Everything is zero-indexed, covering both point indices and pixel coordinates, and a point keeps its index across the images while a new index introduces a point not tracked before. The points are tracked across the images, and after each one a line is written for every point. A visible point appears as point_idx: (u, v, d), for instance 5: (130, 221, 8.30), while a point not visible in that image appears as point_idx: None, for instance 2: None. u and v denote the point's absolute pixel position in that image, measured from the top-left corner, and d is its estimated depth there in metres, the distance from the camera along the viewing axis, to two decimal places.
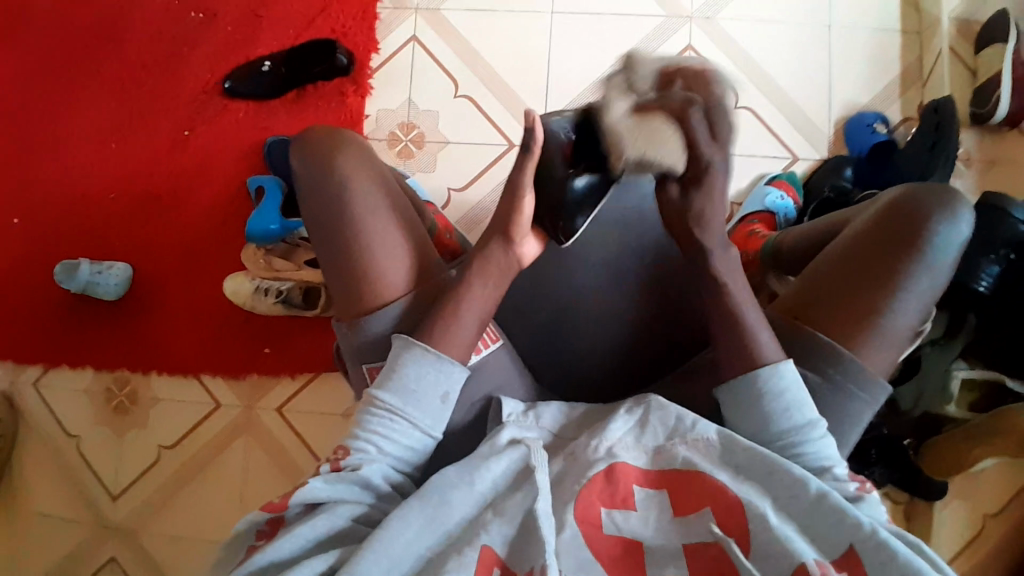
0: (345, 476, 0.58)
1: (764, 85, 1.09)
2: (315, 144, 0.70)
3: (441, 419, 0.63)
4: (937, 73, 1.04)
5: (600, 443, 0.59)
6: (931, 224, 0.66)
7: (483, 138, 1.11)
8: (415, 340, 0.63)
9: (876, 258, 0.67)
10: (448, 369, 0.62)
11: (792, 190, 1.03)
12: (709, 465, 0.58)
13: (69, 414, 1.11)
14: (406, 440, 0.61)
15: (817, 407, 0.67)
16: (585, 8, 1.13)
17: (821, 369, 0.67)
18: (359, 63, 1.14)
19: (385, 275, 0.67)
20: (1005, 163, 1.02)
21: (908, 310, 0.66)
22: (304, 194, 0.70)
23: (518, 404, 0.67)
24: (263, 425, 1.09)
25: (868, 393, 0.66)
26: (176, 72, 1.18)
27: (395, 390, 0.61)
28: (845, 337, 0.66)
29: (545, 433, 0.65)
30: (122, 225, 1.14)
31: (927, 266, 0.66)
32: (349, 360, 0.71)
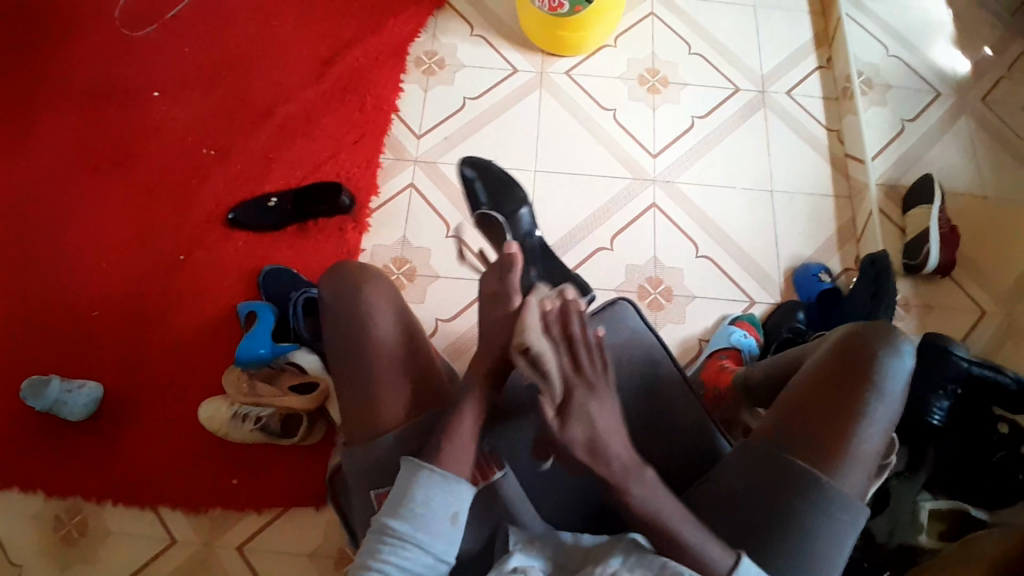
0: None
1: (721, 238, 1.23)
2: (342, 278, 0.79)
3: (452, 542, 0.62)
4: (869, 230, 1.21)
5: (602, 569, 0.60)
6: (882, 355, 0.74)
7: (472, 273, 1.19)
8: (423, 461, 0.64)
9: (839, 387, 0.73)
10: (455, 487, 0.63)
11: (754, 330, 1.12)
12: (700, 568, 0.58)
13: (9, 544, 1.01)
14: (416, 566, 0.60)
15: (803, 527, 0.69)
16: (566, 166, 1.28)
17: (802, 490, 0.70)
18: (360, 203, 1.24)
19: (387, 402, 0.73)
20: (938, 308, 1.16)
21: (873, 436, 0.71)
22: (327, 320, 0.78)
23: (522, 534, 0.67)
24: (221, 564, 1.01)
25: (848, 513, 0.69)
26: (181, 201, 1.24)
27: (403, 515, 0.61)
28: (820, 461, 0.70)
29: (549, 561, 0.64)
30: (100, 343, 1.13)
31: (883, 394, 0.72)
32: (356, 485, 0.72)
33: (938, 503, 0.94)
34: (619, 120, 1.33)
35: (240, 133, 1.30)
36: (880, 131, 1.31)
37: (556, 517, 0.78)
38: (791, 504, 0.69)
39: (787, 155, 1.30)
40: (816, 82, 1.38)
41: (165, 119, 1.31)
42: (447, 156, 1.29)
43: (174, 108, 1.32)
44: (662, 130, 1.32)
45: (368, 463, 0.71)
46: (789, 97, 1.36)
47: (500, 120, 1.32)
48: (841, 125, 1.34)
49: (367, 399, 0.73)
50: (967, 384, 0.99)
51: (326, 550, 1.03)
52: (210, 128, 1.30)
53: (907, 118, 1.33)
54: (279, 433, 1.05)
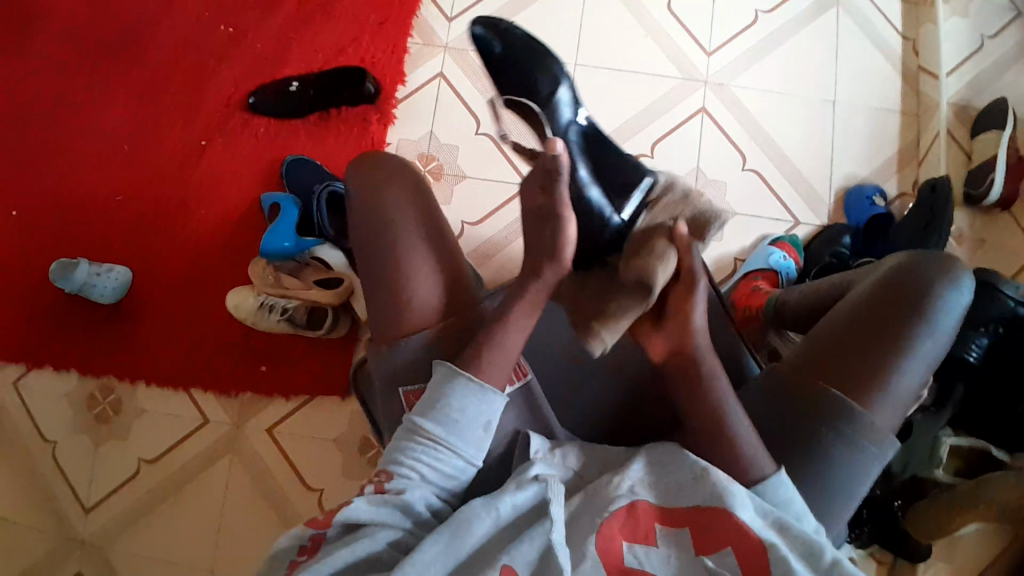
0: (388, 500, 0.58)
1: (770, 151, 1.15)
2: (368, 174, 0.75)
3: (483, 448, 0.63)
4: (932, 153, 1.12)
5: (622, 481, 0.61)
6: (936, 290, 0.70)
7: (501, 176, 1.14)
8: (459, 368, 0.63)
9: (887, 320, 0.70)
10: (488, 397, 0.63)
11: (794, 252, 1.07)
12: (735, 500, 0.58)
13: (49, 418, 1.07)
14: (450, 468, 0.61)
15: (827, 457, 0.68)
16: (608, 63, 1.18)
17: (831, 420, 0.68)
18: (386, 92, 1.17)
19: (417, 302, 0.70)
20: (993, 243, 1.09)
21: (914, 373, 0.69)
22: (352, 214, 0.75)
23: (544, 441, 0.67)
24: (249, 446, 1.06)
25: (876, 445, 0.68)
26: (198, 80, 1.18)
27: (437, 418, 0.61)
28: (855, 393, 0.69)
29: (568, 472, 0.65)
30: (124, 228, 1.12)
31: (931, 330, 0.69)
32: (383, 386, 0.72)
33: (958, 440, 0.95)
34: (672, 12, 1.21)
35: (258, 8, 1.20)
36: (959, 43, 1.18)
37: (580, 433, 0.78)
38: (818, 433, 0.69)
39: (854, 63, 1.18)
40: None
41: None
42: None
43: None
44: (719, 26, 1.20)
45: (398, 365, 0.69)
46: None
47: (539, 6, 1.20)
48: (919, 31, 1.20)
49: (399, 300, 0.70)
50: (1010, 326, 0.94)
51: (351, 439, 1.06)
52: (226, 0, 1.21)
53: (993, 29, 1.19)
54: (304, 325, 1.05)
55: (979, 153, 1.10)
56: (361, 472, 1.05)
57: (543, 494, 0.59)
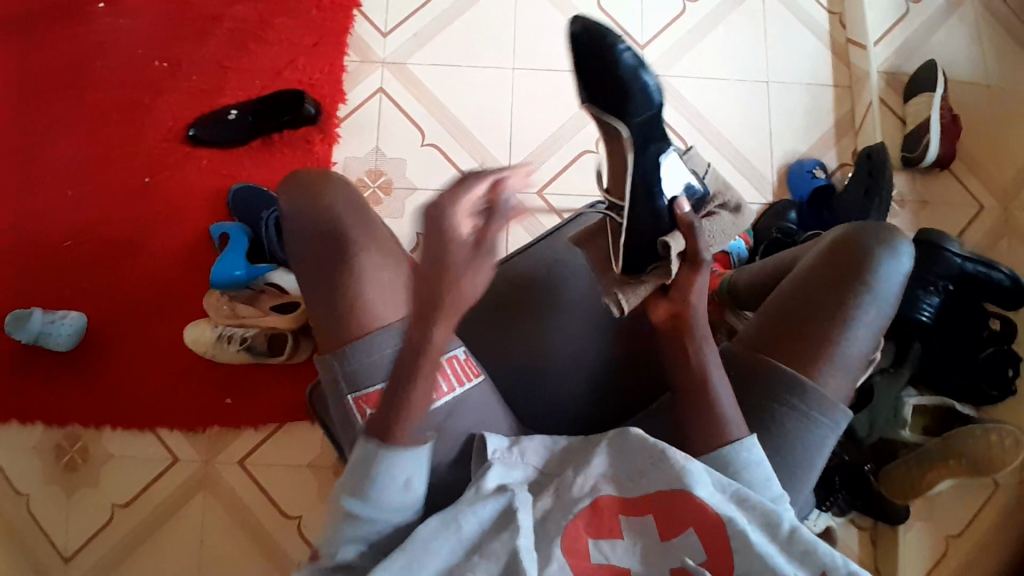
0: (324, 564, 0.60)
1: (711, 135, 1.17)
2: (301, 189, 0.76)
3: (410, 500, 0.60)
4: (868, 122, 1.14)
5: (582, 477, 0.61)
6: (874, 258, 0.71)
7: (450, 184, 1.14)
8: (371, 436, 0.58)
9: (828, 292, 0.71)
10: (402, 457, 0.58)
11: (744, 232, 1.08)
12: (694, 476, 0.58)
13: (17, 473, 1.05)
14: (380, 528, 0.60)
15: (782, 431, 0.69)
16: (545, 63, 1.19)
17: (782, 395, 0.69)
18: (327, 113, 1.17)
19: (362, 311, 0.70)
20: (936, 203, 1.11)
21: (859, 342, 0.70)
22: (289, 230, 0.75)
23: (502, 439, 0.65)
24: (223, 480, 1.05)
25: (830, 415, 0.69)
26: (138, 118, 1.17)
27: (356, 490, 0.59)
28: (804, 366, 0.69)
29: (529, 469, 0.64)
30: (76, 273, 1.11)
31: (872, 298, 0.70)
32: (331, 395, 0.71)
33: (922, 399, 0.97)
34: (603, 7, 1.22)
35: (192, 41, 1.20)
36: (885, 12, 1.21)
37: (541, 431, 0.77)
38: (772, 409, 0.69)
39: (785, 41, 1.21)
40: None
41: (110, 29, 1.21)
42: (417, 57, 1.20)
43: (118, 17, 1.22)
44: (650, 17, 1.22)
45: (348, 372, 0.69)
46: None
47: (471, 14, 1.22)
48: (844, 4, 1.23)
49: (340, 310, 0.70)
50: (958, 281, 0.96)
51: (324, 462, 1.06)
52: (159, 36, 1.21)
53: None
54: (265, 352, 1.04)
55: (912, 116, 1.13)
56: None
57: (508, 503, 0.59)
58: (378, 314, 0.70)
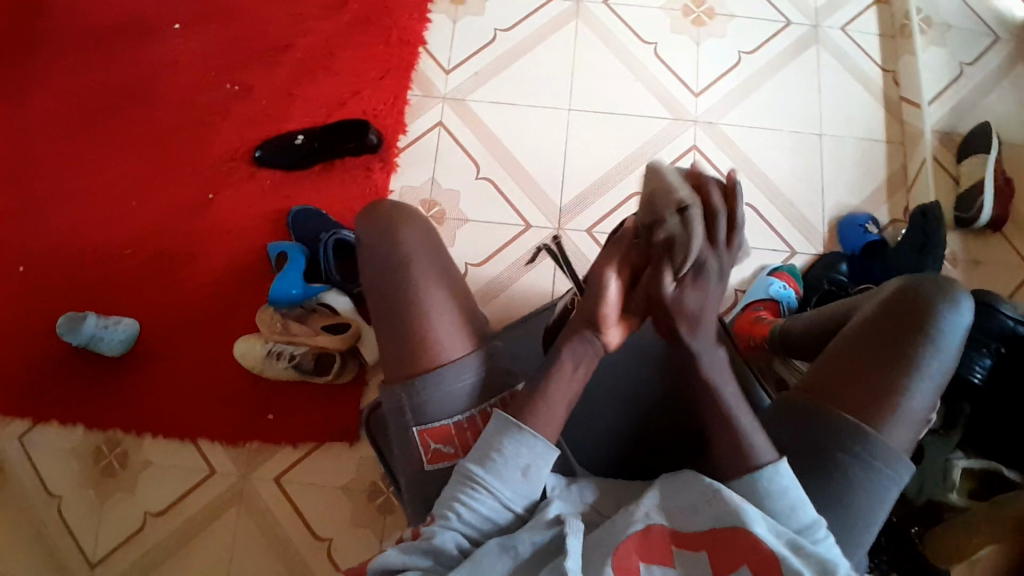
0: (421, 545, 0.60)
1: (762, 185, 1.19)
2: (383, 217, 0.79)
3: (523, 492, 0.62)
4: (920, 180, 1.16)
5: (637, 507, 0.61)
6: (937, 311, 0.72)
7: (502, 217, 1.17)
8: (512, 417, 0.64)
9: (890, 343, 0.71)
10: (530, 441, 0.63)
11: (794, 282, 1.09)
12: (749, 517, 0.58)
13: (56, 472, 1.06)
14: (485, 508, 0.61)
15: (845, 481, 0.68)
16: (601, 107, 1.23)
17: (844, 441, 0.69)
18: (388, 141, 1.21)
19: (440, 338, 0.72)
20: (987, 264, 1.12)
21: (923, 394, 0.70)
22: (365, 258, 0.78)
23: (560, 478, 0.67)
24: (258, 496, 1.04)
25: (891, 467, 0.68)
26: (204, 136, 1.21)
27: (483, 463, 0.63)
28: (868, 416, 0.69)
29: (585, 507, 0.65)
30: (132, 280, 1.14)
31: (936, 351, 0.70)
32: (394, 424, 0.72)
33: (970, 462, 0.95)
34: (659, 56, 1.26)
35: (262, 65, 1.25)
36: (937, 74, 1.24)
37: (599, 472, 0.78)
38: (835, 458, 0.69)
39: (836, 98, 1.24)
40: (872, 18, 1.29)
41: (184, 50, 1.26)
42: (477, 93, 1.24)
43: (195, 38, 1.27)
44: (706, 68, 1.25)
45: (416, 400, 0.70)
46: (843, 34, 1.28)
47: (532, 55, 1.26)
48: (897, 65, 1.26)
49: (419, 334, 0.72)
50: (1010, 344, 0.97)
51: (360, 486, 1.06)
52: (230, 60, 1.26)
53: (967, 60, 1.25)
54: (312, 370, 1.06)
55: (966, 176, 1.15)
56: (371, 519, 1.04)
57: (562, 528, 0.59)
58: (460, 342, 0.72)
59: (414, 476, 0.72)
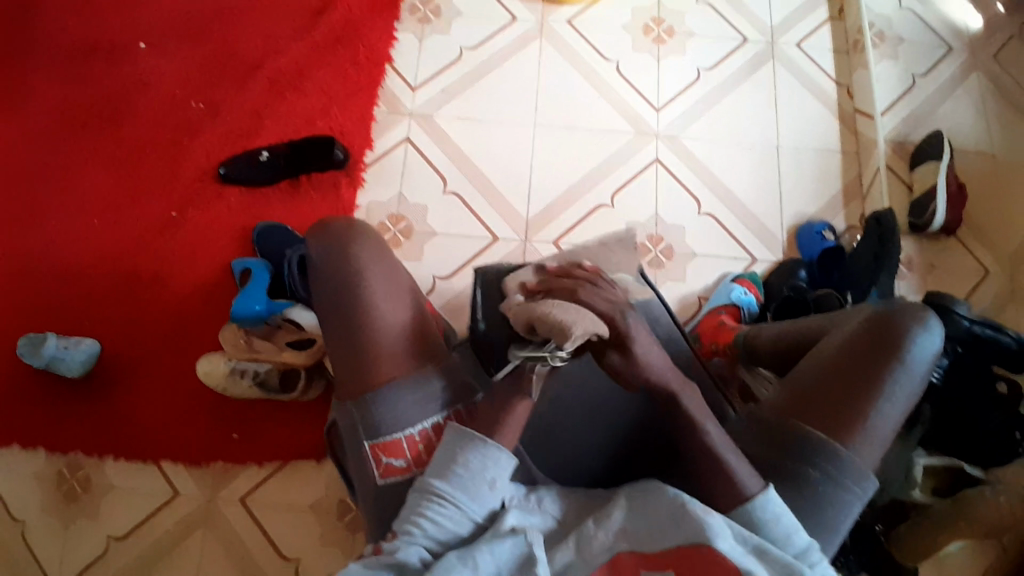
0: (383, 561, 0.59)
1: (724, 194, 1.21)
2: (329, 240, 0.80)
3: (487, 507, 0.63)
4: (875, 187, 1.19)
5: (599, 525, 0.62)
6: (909, 337, 0.75)
7: (469, 229, 1.18)
8: (475, 431, 0.66)
9: (862, 366, 0.74)
10: (495, 455, 0.64)
11: (755, 288, 1.11)
12: (716, 532, 0.59)
13: (14, 499, 1.02)
14: (448, 522, 0.61)
15: (815, 496, 0.70)
16: (566, 121, 1.25)
17: (814, 460, 0.71)
18: (354, 158, 1.22)
19: (392, 355, 0.73)
20: (941, 268, 1.15)
21: (892, 414, 0.73)
22: (317, 276, 0.78)
23: (517, 488, 0.67)
24: (225, 516, 1.02)
25: (860, 485, 0.71)
26: (171, 156, 1.22)
27: (447, 476, 0.63)
28: (838, 433, 0.72)
29: (546, 517, 0.65)
30: (96, 301, 1.12)
31: (907, 373, 0.74)
32: (350, 441, 0.73)
33: (931, 460, 0.92)
34: (622, 72, 1.29)
35: (229, 86, 1.26)
36: (889, 86, 1.28)
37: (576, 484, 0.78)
38: (806, 475, 0.71)
39: (794, 110, 1.27)
40: (826, 34, 1.33)
41: (151, 73, 1.27)
42: (444, 109, 1.25)
43: (161, 61, 1.28)
44: (666, 83, 1.28)
45: (368, 418, 0.70)
46: (798, 49, 1.32)
47: (497, 72, 1.28)
48: (850, 78, 1.30)
49: (375, 356, 0.73)
50: (967, 344, 0.98)
51: (329, 503, 1.04)
52: (197, 81, 1.27)
53: (919, 72, 1.29)
54: (276, 388, 1.05)
55: (919, 183, 1.18)
56: (338, 538, 1.02)
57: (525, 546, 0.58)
58: (414, 357, 0.74)
59: (368, 491, 0.72)
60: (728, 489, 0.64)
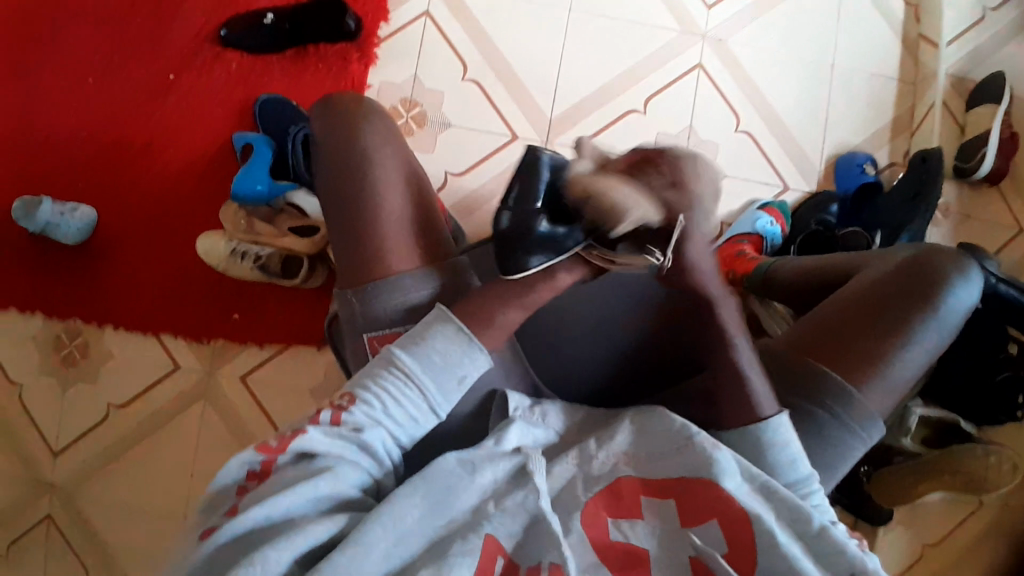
0: (344, 434, 0.58)
1: (765, 111, 1.12)
2: (338, 115, 0.75)
3: (451, 401, 0.62)
4: (926, 125, 1.10)
5: (606, 449, 0.62)
6: (943, 287, 0.72)
7: (487, 126, 1.10)
8: (454, 318, 0.64)
9: (890, 311, 0.72)
10: (473, 354, 0.63)
11: (782, 218, 1.06)
12: (724, 469, 0.59)
13: (14, 360, 1.03)
14: (413, 405, 0.60)
15: (818, 432, 0.70)
16: (603, 12, 1.13)
17: (826, 399, 0.70)
18: (367, 30, 1.11)
19: (395, 246, 0.70)
20: (978, 217, 1.09)
21: (913, 363, 0.71)
22: (322, 154, 0.74)
23: (523, 399, 0.67)
24: (225, 393, 1.03)
25: (864, 429, 0.70)
26: (167, 10, 1.11)
27: (418, 355, 0.61)
28: (854, 376, 0.70)
29: (549, 432, 0.66)
30: (90, 164, 1.07)
31: (937, 322, 0.72)
32: (349, 330, 0.71)
33: (928, 411, 0.94)
34: None
35: None
36: (962, 11, 1.15)
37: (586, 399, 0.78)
38: (813, 413, 0.70)
39: (856, 23, 1.14)
40: None
41: None
42: None
43: None
44: None
45: (365, 308, 0.69)
46: None
47: None
48: None
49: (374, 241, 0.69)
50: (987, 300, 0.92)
51: (328, 391, 1.04)
52: None
53: None
54: (278, 273, 1.01)
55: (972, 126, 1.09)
56: None
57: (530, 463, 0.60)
58: (417, 252, 0.71)
59: None
60: (741, 413, 0.64)
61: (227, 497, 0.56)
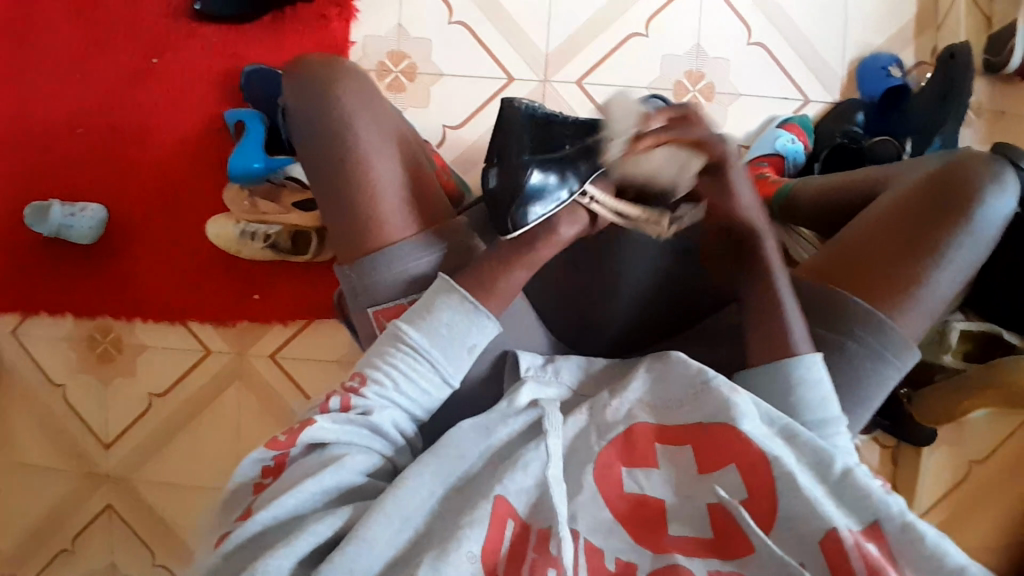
0: (355, 419, 0.56)
1: (778, 17, 1.03)
2: (311, 82, 0.69)
3: (462, 370, 0.60)
4: (955, 15, 1.00)
5: (620, 403, 0.59)
6: (977, 199, 0.66)
7: (480, 70, 1.04)
8: (455, 285, 0.61)
9: (918, 232, 0.66)
10: (481, 322, 0.60)
11: (804, 135, 0.99)
12: (740, 411, 0.55)
13: (54, 362, 1.07)
14: (422, 381, 0.58)
15: (848, 365, 0.65)
16: None
17: (853, 330, 0.65)
18: None
19: (389, 218, 0.67)
20: (1016, 111, 1.00)
21: (946, 283, 0.66)
22: (299, 126, 0.70)
23: (537, 358, 0.65)
24: (256, 371, 1.06)
25: (900, 357, 0.66)
26: None
27: (424, 330, 0.59)
28: (885, 304, 0.65)
29: (563, 388, 0.64)
30: (90, 161, 1.06)
31: (972, 238, 0.66)
32: (353, 305, 0.70)
33: (968, 324, 0.88)
34: None
35: None
36: None
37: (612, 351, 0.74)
38: (841, 346, 0.65)
39: None
40: None
41: None
42: None
43: None
44: None
45: (366, 283, 0.67)
46: None
47: None
48: None
49: (367, 217, 0.66)
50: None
51: (355, 359, 1.05)
52: None
53: None
54: (289, 249, 1.00)
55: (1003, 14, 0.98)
56: None
57: (538, 419, 0.58)
58: (412, 220, 0.68)
59: None
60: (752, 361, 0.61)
61: (244, 496, 0.54)
